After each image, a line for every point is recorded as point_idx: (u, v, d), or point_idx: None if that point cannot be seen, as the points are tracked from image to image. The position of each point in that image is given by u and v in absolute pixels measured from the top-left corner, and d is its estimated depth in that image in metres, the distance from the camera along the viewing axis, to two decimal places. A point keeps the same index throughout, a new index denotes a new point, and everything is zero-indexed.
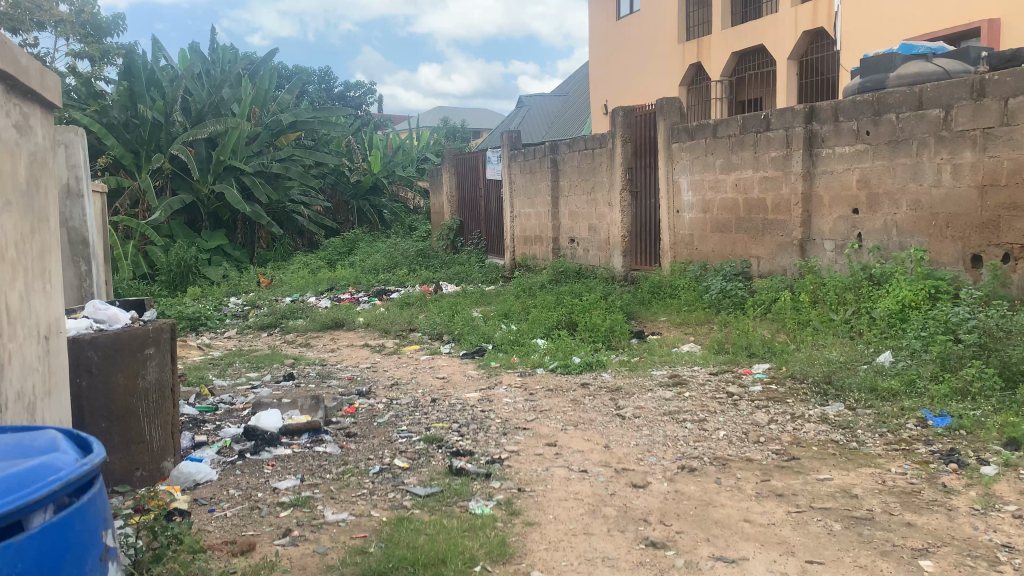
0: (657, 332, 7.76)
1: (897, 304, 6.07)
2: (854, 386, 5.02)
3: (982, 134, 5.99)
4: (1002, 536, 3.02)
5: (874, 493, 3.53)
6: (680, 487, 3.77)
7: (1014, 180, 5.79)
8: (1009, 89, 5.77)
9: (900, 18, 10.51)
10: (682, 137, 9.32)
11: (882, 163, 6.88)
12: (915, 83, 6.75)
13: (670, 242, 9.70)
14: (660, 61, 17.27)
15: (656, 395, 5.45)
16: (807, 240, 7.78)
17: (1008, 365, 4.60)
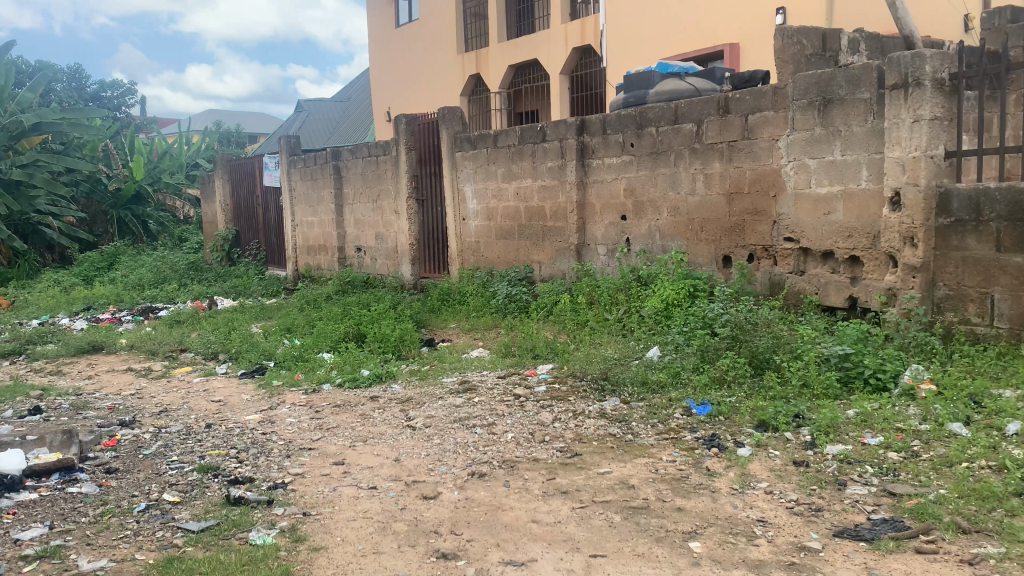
0: (446, 340, 7.79)
1: (662, 303, 6.54)
2: (627, 380, 5.33)
3: (728, 146, 6.61)
4: (757, 511, 3.32)
5: (649, 482, 3.75)
6: (470, 494, 3.77)
7: (755, 188, 6.45)
8: (748, 107, 6.41)
9: (657, 39, 11.40)
10: (464, 146, 9.47)
11: (646, 172, 7.40)
12: (672, 100, 7.32)
13: (457, 249, 9.82)
14: (441, 70, 17.47)
15: (446, 403, 5.45)
16: (582, 245, 8.20)
17: (757, 353, 5.11)
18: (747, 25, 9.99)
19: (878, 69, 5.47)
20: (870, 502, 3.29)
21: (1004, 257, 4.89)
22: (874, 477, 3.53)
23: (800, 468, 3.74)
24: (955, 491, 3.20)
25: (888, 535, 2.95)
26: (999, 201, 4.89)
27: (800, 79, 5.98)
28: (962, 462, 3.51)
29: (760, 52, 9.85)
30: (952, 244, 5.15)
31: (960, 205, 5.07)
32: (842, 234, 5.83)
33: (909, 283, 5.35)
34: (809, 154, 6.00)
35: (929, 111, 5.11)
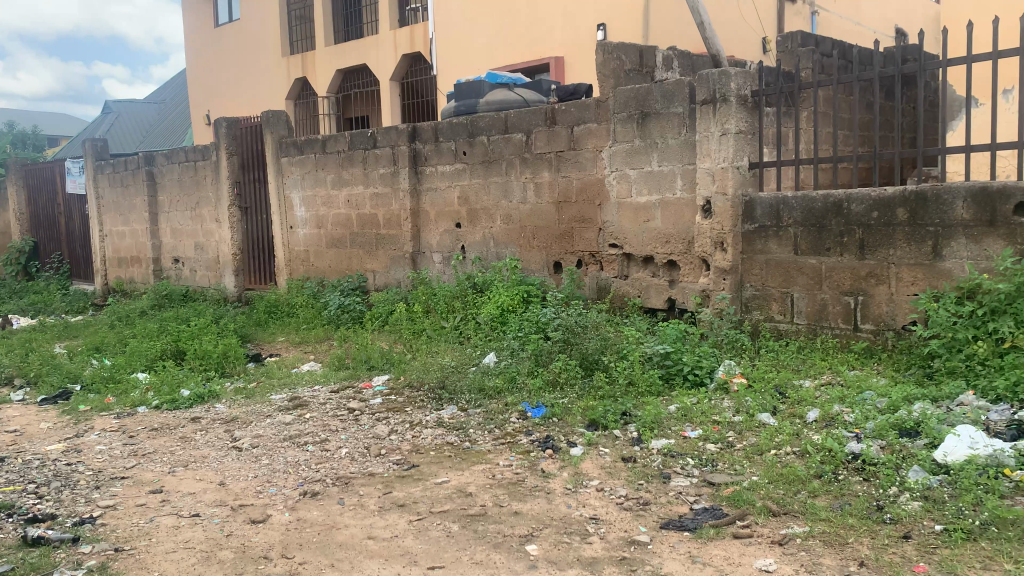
0: (275, 354, 7.47)
1: (498, 309, 6.62)
2: (464, 387, 5.34)
3: (556, 156, 6.81)
4: (590, 509, 3.42)
5: (486, 488, 3.76)
6: (302, 515, 3.61)
7: (582, 197, 6.69)
8: (573, 118, 6.64)
9: (486, 49, 11.56)
10: (291, 151, 9.15)
11: (477, 181, 7.48)
12: (501, 109, 7.44)
13: (285, 259, 9.46)
14: (265, 73, 16.81)
15: (276, 421, 5.20)
16: (417, 253, 8.15)
17: (587, 355, 5.28)
18: (570, 39, 10.35)
19: (690, 85, 5.83)
20: (693, 492, 3.48)
21: (801, 259, 5.36)
22: (695, 469, 3.74)
23: (628, 464, 3.90)
24: (765, 476, 3.45)
25: (709, 523, 3.12)
26: (795, 208, 5.35)
27: (620, 92, 6.27)
28: (771, 449, 3.80)
29: (583, 65, 10.24)
30: (757, 248, 5.60)
31: (763, 212, 5.51)
32: (661, 239, 6.16)
33: (721, 285, 5.74)
34: (630, 164, 6.29)
35: (735, 125, 5.51)
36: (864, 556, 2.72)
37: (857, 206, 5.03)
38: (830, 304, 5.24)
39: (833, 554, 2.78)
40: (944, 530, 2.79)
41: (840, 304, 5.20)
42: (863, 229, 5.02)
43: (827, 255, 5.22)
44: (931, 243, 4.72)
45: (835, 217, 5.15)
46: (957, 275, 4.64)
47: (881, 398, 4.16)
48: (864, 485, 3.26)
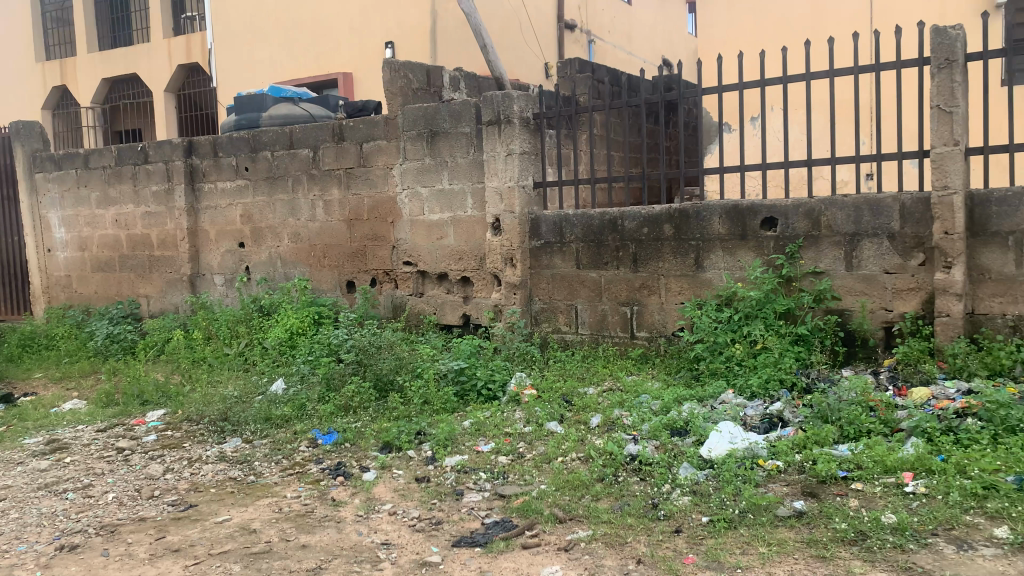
0: (29, 393, 6.64)
1: (286, 332, 6.34)
2: (250, 418, 5.04)
3: (345, 173, 6.68)
4: (382, 535, 3.34)
5: (272, 523, 3.57)
6: (57, 573, 3.22)
7: (373, 215, 6.61)
8: (362, 135, 6.55)
9: (269, 62, 11.13)
10: (47, 166, 8.27)
11: (262, 198, 7.16)
12: (286, 124, 7.16)
13: (42, 286, 8.51)
14: (15, 79, 15.10)
15: (28, 469, 4.62)
16: (196, 276, 7.64)
17: (381, 377, 5.19)
18: (357, 56, 10.25)
19: (475, 105, 5.96)
20: (484, 506, 3.51)
21: (583, 272, 5.63)
22: (487, 482, 3.78)
23: (422, 484, 3.87)
24: (553, 484, 3.56)
25: (498, 537, 3.16)
26: (576, 225, 5.62)
27: (408, 111, 6.27)
28: (558, 456, 3.93)
29: (371, 83, 10.15)
30: (543, 263, 5.81)
31: (548, 229, 5.74)
32: (453, 256, 6.22)
33: (511, 299, 5.89)
34: (421, 182, 6.31)
35: (518, 146, 5.70)
36: (641, 554, 2.86)
37: (630, 222, 5.36)
38: (610, 314, 5.55)
39: (613, 555, 2.90)
40: (709, 521, 3.00)
41: (618, 313, 5.52)
42: (636, 244, 5.37)
43: (605, 269, 5.53)
44: (694, 256, 5.14)
45: (611, 233, 5.46)
46: (717, 284, 5.08)
47: (656, 400, 4.45)
48: (641, 485, 3.45)
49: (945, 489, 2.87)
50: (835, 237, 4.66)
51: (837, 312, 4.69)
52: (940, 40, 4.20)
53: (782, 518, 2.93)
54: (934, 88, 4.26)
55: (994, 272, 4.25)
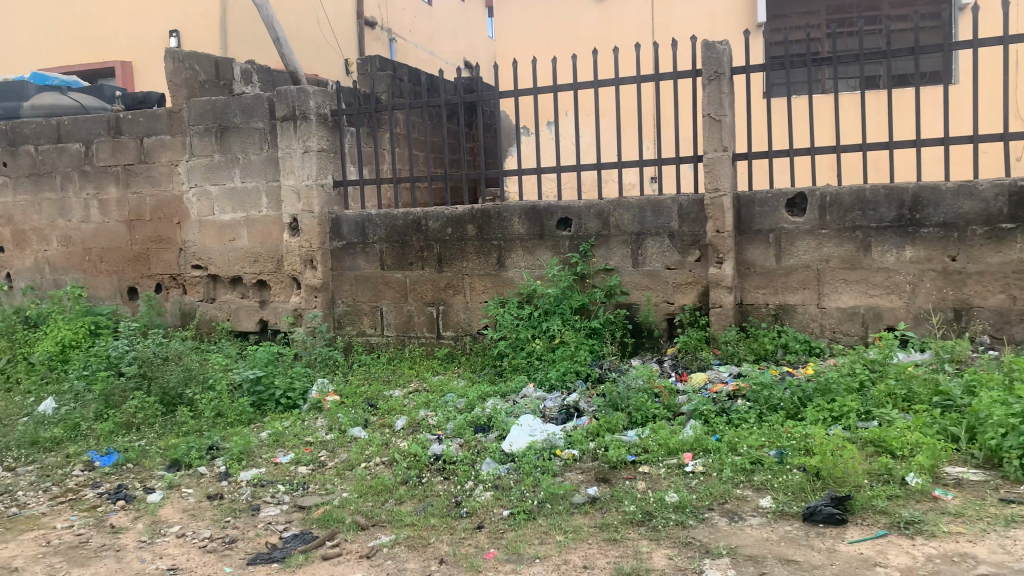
0: None
1: (57, 346, 5.73)
2: (11, 443, 4.46)
3: (124, 169, 6.14)
4: (168, 559, 3.10)
5: (38, 559, 3.20)
6: None
7: (156, 216, 6.14)
8: (142, 129, 6.06)
9: (30, 45, 10.00)
10: None
11: (25, 198, 6.49)
12: (51, 116, 6.48)
13: None
14: None
15: None
16: None
17: (168, 390, 4.83)
18: (137, 43, 9.49)
19: (268, 100, 5.70)
20: (282, 520, 3.36)
21: (387, 273, 5.57)
22: (286, 495, 3.62)
23: (214, 501, 3.64)
24: (355, 491, 3.48)
25: (298, 550, 3.04)
26: (378, 226, 5.54)
27: (195, 104, 5.89)
28: (361, 462, 3.85)
29: (154, 74, 9.43)
30: (345, 265, 5.68)
31: (349, 229, 5.62)
32: (248, 259, 5.92)
33: (311, 303, 5.69)
34: (210, 180, 5.94)
35: (316, 143, 5.53)
36: (443, 554, 2.86)
37: (433, 223, 5.37)
38: (415, 315, 5.53)
39: (416, 557, 2.87)
40: (510, 514, 3.06)
41: (424, 314, 5.51)
42: (440, 245, 5.38)
43: (410, 269, 5.50)
44: (496, 255, 5.24)
45: (415, 233, 5.44)
46: (517, 282, 5.22)
47: (460, 399, 4.49)
48: (445, 484, 3.47)
49: (720, 467, 3.12)
50: (623, 236, 4.93)
51: (626, 306, 4.98)
52: (710, 54, 4.57)
53: (577, 505, 3.05)
54: (705, 98, 4.62)
55: (757, 266, 4.70)
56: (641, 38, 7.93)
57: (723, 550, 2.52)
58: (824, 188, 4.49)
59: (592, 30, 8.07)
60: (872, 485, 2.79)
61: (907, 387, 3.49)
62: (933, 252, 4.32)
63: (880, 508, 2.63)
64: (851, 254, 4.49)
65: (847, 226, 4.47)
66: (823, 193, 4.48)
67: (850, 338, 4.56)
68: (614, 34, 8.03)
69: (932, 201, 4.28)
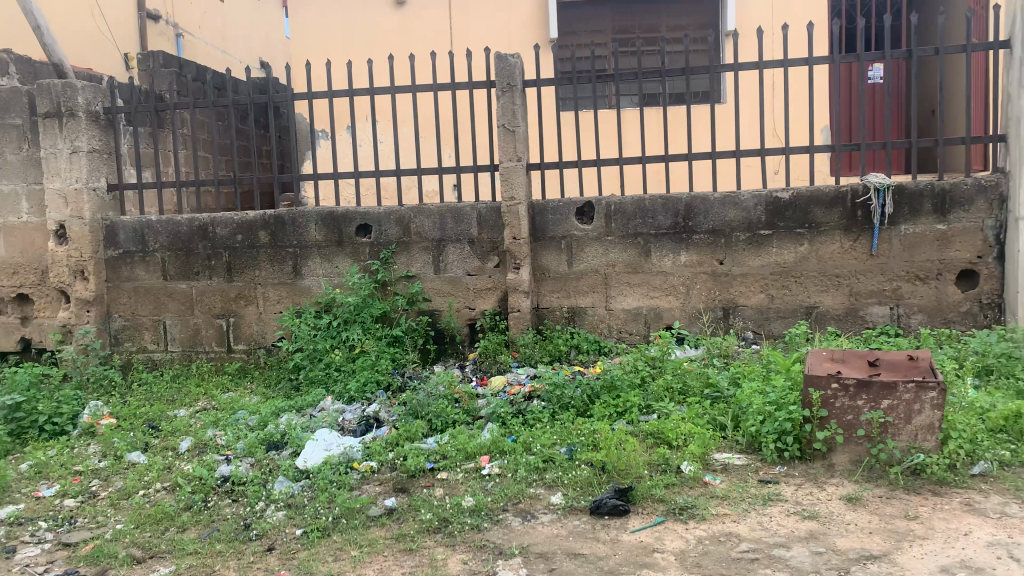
0: None
1: None
2: None
3: None
4: None
5: None
6: None
7: None
8: None
9: None
10: None
11: None
12: None
13: None
14: None
15: None
16: None
17: None
18: None
19: (28, 94, 5.13)
20: (43, 561, 3.01)
21: (170, 284, 5.19)
22: (49, 532, 3.25)
23: None
24: (130, 522, 3.19)
25: None
26: (160, 232, 5.15)
27: None
28: (139, 490, 3.53)
29: None
30: (123, 275, 5.23)
31: (127, 237, 5.18)
32: (5, 270, 5.29)
33: (82, 318, 5.19)
34: None
35: (86, 143, 5.04)
36: None
37: (221, 229, 5.08)
38: (203, 328, 5.20)
39: None
40: (303, 533, 2.93)
41: (213, 326, 5.19)
42: (230, 252, 5.10)
43: (196, 279, 5.16)
44: (291, 263, 5.05)
45: (201, 240, 5.11)
46: (315, 291, 5.06)
47: (253, 415, 4.27)
48: (234, 507, 3.27)
49: (514, 467, 3.19)
50: (423, 242, 4.93)
51: (427, 313, 4.98)
52: (503, 66, 4.68)
53: (373, 518, 2.99)
54: (499, 109, 4.73)
55: (551, 271, 4.88)
56: (439, 46, 7.97)
57: (515, 550, 2.57)
58: (609, 198, 4.75)
59: (391, 35, 8.01)
60: (651, 475, 2.97)
61: (682, 381, 3.77)
62: (705, 256, 4.71)
63: (658, 496, 2.81)
64: (634, 259, 4.78)
65: (630, 233, 4.75)
66: (609, 201, 4.74)
67: (635, 337, 4.86)
68: (412, 40, 8.00)
69: (703, 210, 4.66)
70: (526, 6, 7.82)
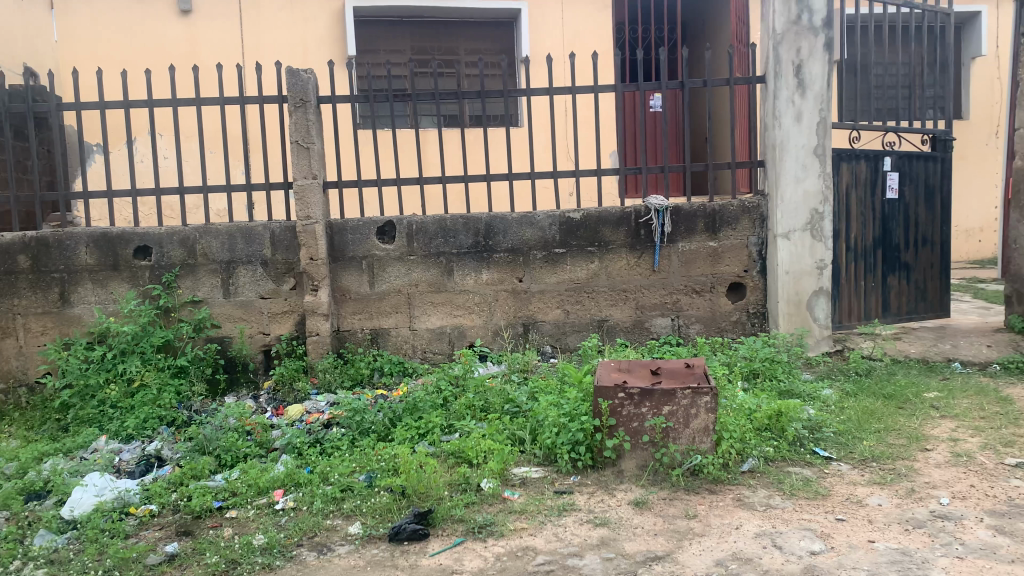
0: None
1: None
2: None
3: None
4: None
5: None
6: None
7: None
8: None
9: None
10: None
11: None
12: None
13: None
14: None
15: None
16: None
17: None
18: None
19: None
20: None
21: None
22: None
23: None
24: None
25: None
26: None
27: None
28: None
29: None
30: None
31: None
32: None
33: None
34: None
35: None
36: None
37: None
38: None
39: None
40: None
41: None
42: None
43: None
44: (58, 290, 4.57)
45: None
46: (87, 320, 4.60)
47: (10, 463, 3.76)
48: None
49: (310, 499, 3.05)
50: (211, 265, 4.64)
51: (217, 340, 4.69)
52: (294, 81, 4.52)
53: (152, 566, 2.71)
54: (292, 125, 4.56)
55: (351, 292, 4.76)
56: (228, 59, 7.59)
57: None
58: (409, 217, 4.72)
59: (176, 44, 7.52)
60: (451, 495, 2.96)
61: (483, 398, 3.79)
62: (504, 274, 4.80)
63: (458, 517, 2.79)
64: (436, 278, 4.78)
65: (431, 252, 4.75)
66: (409, 221, 4.71)
67: (438, 356, 4.85)
68: (198, 52, 7.56)
69: (501, 229, 4.76)
70: (323, 22, 7.65)
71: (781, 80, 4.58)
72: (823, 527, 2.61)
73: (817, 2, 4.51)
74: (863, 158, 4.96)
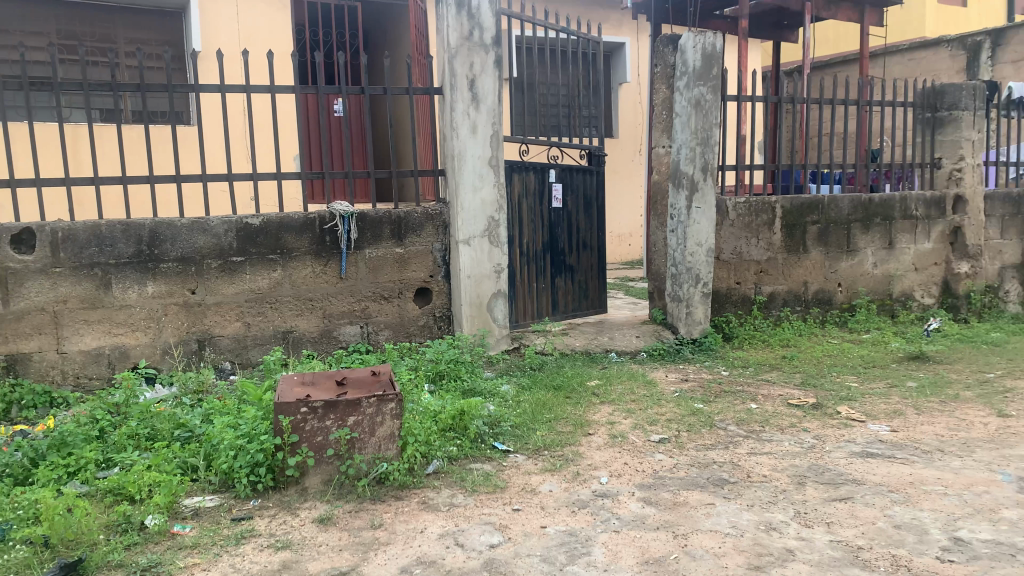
0: None
1: None
2: None
3: None
4: None
5: None
6: None
7: None
8: None
9: None
10: None
11: None
12: None
13: None
14: None
15: None
16: None
17: None
18: None
19: None
20: None
21: None
22: None
23: None
24: None
25: None
26: None
27: None
28: None
29: None
30: None
31: None
32: None
33: None
34: None
35: None
36: None
37: None
38: None
39: None
40: None
41: None
42: None
43: None
44: None
45: None
46: None
47: None
48: None
49: None
50: None
51: None
52: None
53: None
54: None
55: None
56: None
57: None
58: (54, 223, 4.13)
59: None
60: (108, 539, 2.61)
61: (148, 426, 3.42)
62: (173, 286, 4.40)
63: (116, 562, 2.46)
64: (90, 292, 4.23)
65: (83, 263, 4.20)
66: (53, 228, 4.12)
67: (95, 382, 4.30)
68: None
69: (169, 237, 4.36)
70: None
71: (457, 93, 4.76)
72: (501, 519, 2.74)
73: (486, 21, 4.78)
74: (531, 170, 5.34)
